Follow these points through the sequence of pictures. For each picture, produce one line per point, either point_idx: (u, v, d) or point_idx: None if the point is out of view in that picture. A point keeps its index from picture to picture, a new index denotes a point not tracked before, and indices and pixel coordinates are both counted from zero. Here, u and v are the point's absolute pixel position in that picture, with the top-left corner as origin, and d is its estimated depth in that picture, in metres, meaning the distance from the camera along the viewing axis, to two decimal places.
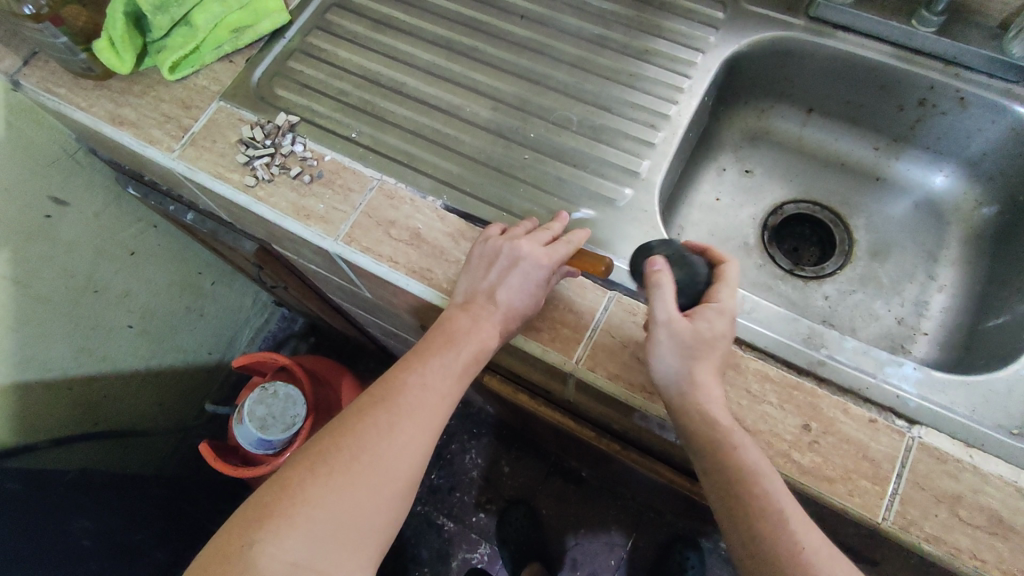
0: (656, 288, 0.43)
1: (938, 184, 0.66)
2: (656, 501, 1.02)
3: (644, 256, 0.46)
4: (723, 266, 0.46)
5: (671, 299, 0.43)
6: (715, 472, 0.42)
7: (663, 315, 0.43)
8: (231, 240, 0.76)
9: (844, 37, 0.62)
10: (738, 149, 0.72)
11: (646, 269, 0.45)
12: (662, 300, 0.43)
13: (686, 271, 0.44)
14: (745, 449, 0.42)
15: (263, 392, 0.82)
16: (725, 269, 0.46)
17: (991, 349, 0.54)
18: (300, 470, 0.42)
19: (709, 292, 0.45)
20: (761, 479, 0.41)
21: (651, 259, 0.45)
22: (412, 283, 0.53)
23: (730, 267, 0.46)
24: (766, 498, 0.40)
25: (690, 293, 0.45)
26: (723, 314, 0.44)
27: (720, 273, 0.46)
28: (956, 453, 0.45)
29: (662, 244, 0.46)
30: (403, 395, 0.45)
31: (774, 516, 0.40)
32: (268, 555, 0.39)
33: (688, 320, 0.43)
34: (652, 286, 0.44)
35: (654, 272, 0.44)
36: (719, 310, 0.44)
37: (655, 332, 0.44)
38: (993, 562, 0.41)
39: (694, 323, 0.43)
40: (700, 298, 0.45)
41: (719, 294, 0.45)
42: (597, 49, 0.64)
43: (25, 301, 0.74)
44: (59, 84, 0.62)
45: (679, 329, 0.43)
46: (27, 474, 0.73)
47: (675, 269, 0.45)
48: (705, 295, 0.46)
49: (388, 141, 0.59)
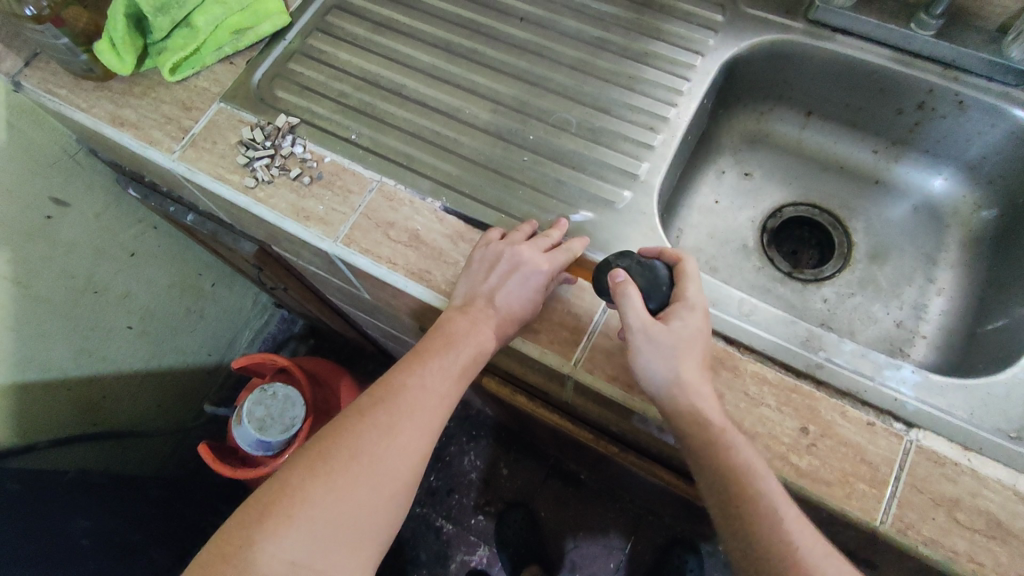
0: (624, 299, 0.44)
1: (936, 188, 0.66)
2: (656, 504, 1.02)
3: (602, 270, 0.46)
4: (681, 264, 0.48)
5: (641, 307, 0.44)
6: (711, 476, 0.42)
7: (637, 323, 0.44)
8: (230, 241, 0.76)
9: (842, 40, 0.62)
10: (737, 152, 0.73)
11: (611, 283, 0.45)
12: (632, 309, 0.44)
13: (648, 277, 0.46)
14: (742, 450, 0.42)
15: (263, 393, 0.82)
16: (683, 267, 0.47)
17: (990, 353, 0.54)
18: (300, 470, 0.42)
19: (674, 293, 0.46)
20: (758, 479, 0.41)
21: (612, 273, 0.45)
22: (411, 284, 0.53)
23: (687, 263, 0.47)
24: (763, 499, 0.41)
25: (658, 297, 0.46)
26: (694, 310, 0.45)
27: (679, 272, 0.47)
28: (954, 456, 0.45)
29: (618, 256, 0.47)
30: (402, 396, 0.45)
31: (770, 516, 0.40)
32: (268, 555, 0.39)
33: (661, 324, 0.44)
34: (620, 298, 0.44)
35: (619, 284, 0.44)
36: (687, 308, 0.45)
37: (633, 339, 0.44)
38: (991, 566, 0.41)
39: (668, 325, 0.44)
40: (669, 299, 0.46)
41: (685, 291, 0.46)
42: (596, 52, 0.64)
43: (25, 301, 0.74)
44: (60, 85, 0.62)
45: (657, 334, 0.44)
46: (25, 475, 0.73)
47: (637, 276, 0.46)
48: (670, 296, 0.47)
49: (388, 143, 0.59)
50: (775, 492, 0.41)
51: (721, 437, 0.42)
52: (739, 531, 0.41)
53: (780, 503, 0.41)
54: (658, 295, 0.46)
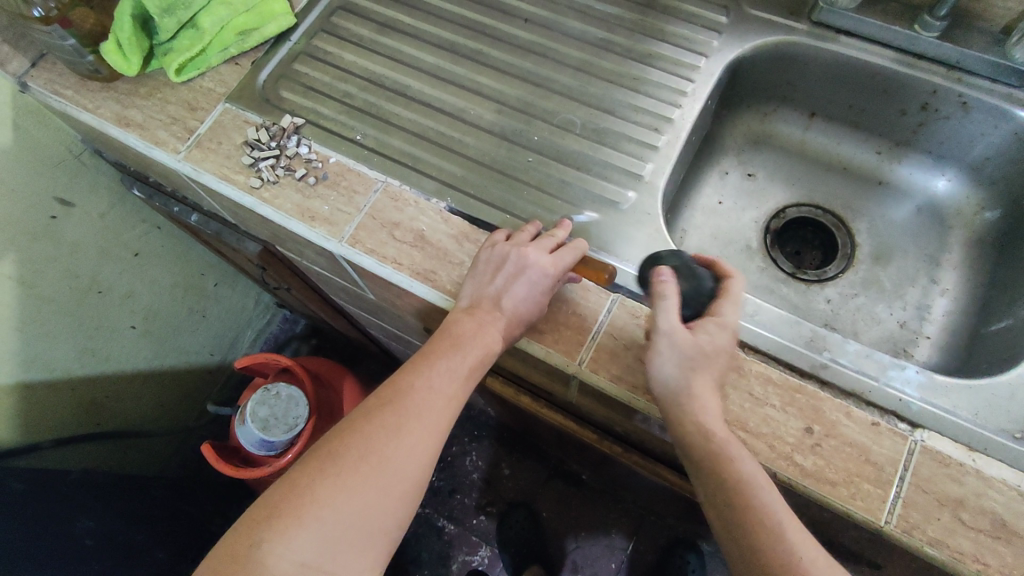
0: (660, 297, 0.44)
1: (940, 189, 0.66)
2: (658, 505, 1.02)
3: (651, 265, 0.48)
4: (729, 281, 0.47)
5: (673, 310, 0.44)
6: (711, 484, 0.42)
7: (665, 325, 0.44)
8: (234, 241, 0.76)
9: (846, 41, 0.62)
10: (741, 153, 0.73)
11: (653, 278, 0.46)
12: (665, 309, 0.44)
13: (690, 284, 0.46)
14: (742, 460, 0.42)
15: (267, 393, 0.83)
16: (729, 283, 0.47)
17: (994, 353, 0.54)
18: (309, 470, 0.42)
19: (711, 307, 0.46)
20: (756, 490, 0.41)
21: (657, 269, 0.46)
22: (416, 285, 0.53)
23: (735, 282, 0.47)
24: (761, 510, 0.40)
25: (693, 306, 0.46)
26: (725, 328, 0.45)
27: (725, 287, 0.47)
28: (958, 457, 0.45)
29: (671, 255, 0.48)
30: (411, 396, 0.45)
31: (769, 526, 0.40)
32: (277, 556, 0.39)
33: (689, 331, 0.44)
34: (657, 295, 0.45)
35: (661, 281, 0.45)
36: (719, 325, 0.45)
37: (657, 340, 0.44)
38: (995, 566, 0.41)
39: (694, 334, 0.44)
40: (703, 312, 0.46)
41: (722, 308, 0.46)
42: (600, 53, 0.64)
43: (30, 301, 0.74)
44: (66, 86, 0.62)
45: (681, 340, 0.43)
46: (30, 474, 0.73)
47: (681, 278, 0.46)
48: (706, 309, 0.46)
49: (392, 144, 0.59)
50: (774, 503, 0.40)
51: (719, 445, 0.42)
52: (738, 543, 0.41)
53: (779, 515, 0.40)
54: (693, 303, 0.46)
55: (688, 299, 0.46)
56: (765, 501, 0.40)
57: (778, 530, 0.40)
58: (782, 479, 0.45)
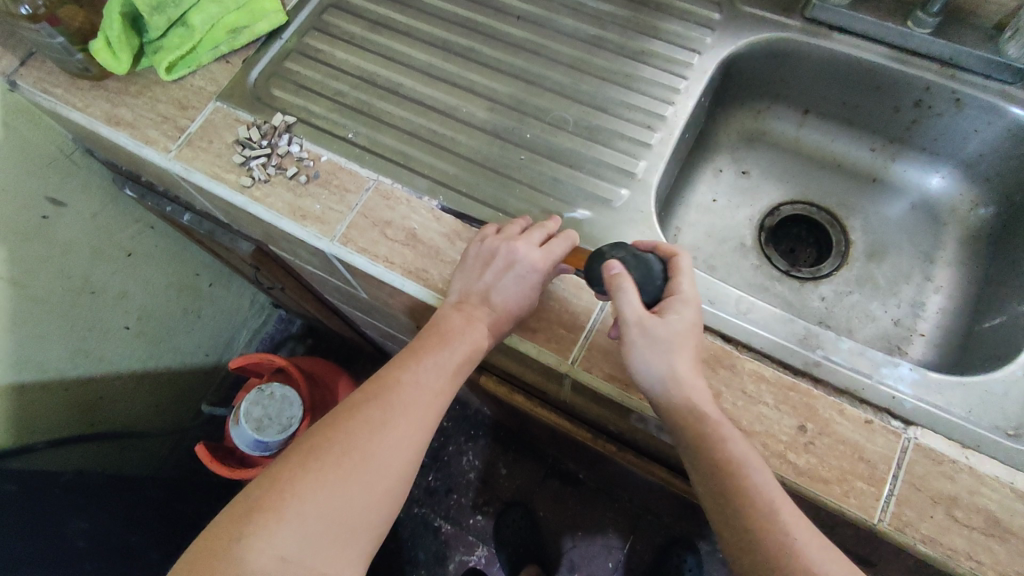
0: (620, 293, 0.43)
1: (934, 186, 0.66)
2: (654, 504, 1.01)
3: (596, 261, 0.46)
4: (675, 259, 0.47)
5: (636, 302, 0.43)
6: (705, 469, 0.42)
7: (632, 316, 0.43)
8: (228, 240, 0.76)
9: (839, 37, 0.62)
10: (735, 150, 0.72)
11: (606, 275, 0.44)
12: (627, 302, 0.43)
13: (642, 272, 0.45)
14: (733, 443, 0.42)
15: (261, 394, 0.82)
16: (678, 260, 0.47)
17: (988, 350, 0.54)
18: (292, 465, 0.42)
19: (667, 287, 0.46)
20: (750, 473, 0.41)
21: (607, 265, 0.44)
22: (407, 284, 0.52)
23: (681, 258, 0.47)
24: (755, 493, 0.40)
25: (652, 293, 0.46)
26: (688, 303, 0.45)
27: (674, 266, 0.47)
28: (951, 454, 0.45)
29: (613, 246, 0.46)
30: (397, 392, 0.45)
31: (765, 508, 0.40)
32: (257, 551, 0.39)
33: (655, 317, 0.44)
34: (615, 291, 0.44)
35: (615, 277, 0.44)
36: (683, 302, 0.45)
37: (630, 334, 0.44)
38: (989, 564, 0.41)
39: (664, 320, 0.44)
40: (662, 294, 0.46)
41: (677, 286, 0.46)
42: (594, 50, 0.64)
43: (22, 302, 0.74)
44: (56, 84, 0.62)
45: (653, 328, 0.43)
46: (23, 475, 0.73)
47: (631, 269, 0.45)
48: (663, 291, 0.46)
49: (385, 142, 0.59)
50: (767, 486, 0.41)
51: (711, 429, 0.42)
52: (735, 528, 0.41)
53: (773, 496, 0.40)
54: (651, 291, 0.45)
55: (646, 288, 0.45)
56: (759, 484, 0.41)
57: (775, 514, 0.40)
58: (775, 477, 0.45)
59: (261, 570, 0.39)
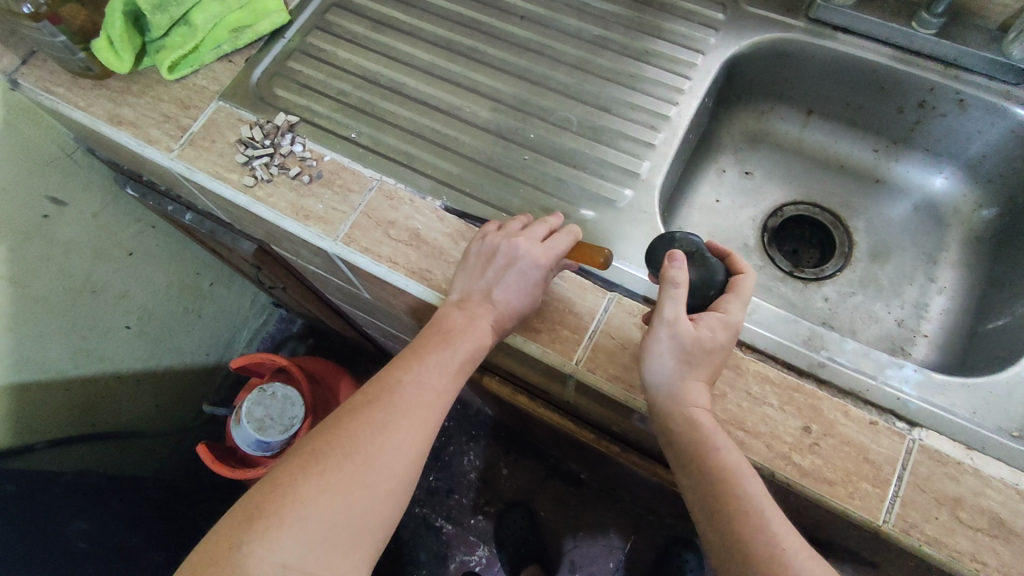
0: (669, 286, 0.44)
1: (937, 186, 0.66)
2: (656, 504, 1.01)
3: (665, 245, 0.47)
4: (738, 278, 0.46)
5: (680, 301, 0.43)
6: (695, 475, 0.42)
7: (669, 315, 0.43)
8: (230, 240, 0.76)
9: (843, 38, 0.62)
10: (738, 151, 0.72)
11: (665, 264, 0.45)
12: (673, 299, 0.43)
13: (701, 276, 0.45)
14: (727, 451, 0.42)
15: (262, 394, 0.82)
16: (739, 282, 0.46)
17: (992, 352, 0.54)
18: (293, 469, 0.42)
19: (717, 300, 0.46)
20: (739, 479, 0.41)
21: (672, 254, 0.45)
22: (411, 284, 0.52)
23: (747, 278, 0.46)
24: (742, 499, 0.40)
25: (701, 297, 0.46)
26: (729, 326, 0.44)
27: (735, 284, 0.46)
28: (956, 455, 0.45)
29: (690, 242, 0.46)
30: (398, 393, 0.45)
31: (750, 515, 0.39)
32: (257, 557, 0.39)
33: (691, 325, 0.44)
34: (666, 284, 0.44)
35: (672, 268, 0.44)
36: (723, 320, 0.44)
37: (656, 329, 0.44)
38: (994, 565, 0.41)
39: (697, 329, 0.43)
40: (708, 305, 0.46)
41: (727, 305, 0.45)
42: (598, 50, 0.64)
43: (22, 302, 0.73)
44: (58, 83, 0.62)
45: (683, 332, 0.43)
46: (23, 476, 0.72)
47: (694, 267, 0.45)
48: (711, 302, 0.46)
49: (388, 142, 0.59)
50: (758, 495, 0.40)
51: (704, 435, 0.42)
52: (721, 537, 0.40)
53: (762, 505, 0.40)
54: (698, 295, 0.45)
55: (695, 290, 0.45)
56: (747, 491, 0.40)
57: (761, 520, 0.39)
58: (780, 479, 0.45)
59: None
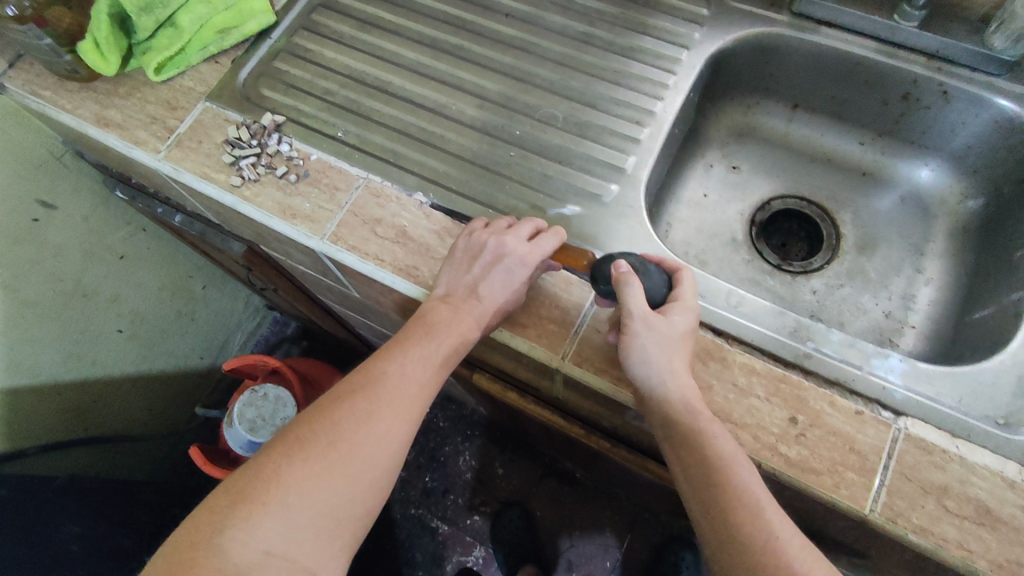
0: (624, 287, 0.44)
1: (923, 179, 0.66)
2: (652, 501, 1.01)
3: (604, 263, 0.47)
4: (678, 271, 0.48)
5: (640, 297, 0.44)
6: (687, 459, 0.42)
7: (636, 312, 0.44)
8: (219, 242, 0.76)
9: (827, 32, 0.62)
10: (726, 145, 0.73)
11: (613, 272, 0.45)
12: (633, 296, 0.44)
13: (648, 279, 0.45)
14: (721, 439, 0.42)
15: (254, 395, 0.82)
16: (681, 274, 0.47)
17: (979, 340, 0.54)
18: (277, 456, 0.42)
19: (671, 294, 0.46)
20: (733, 467, 0.40)
21: (615, 264, 0.46)
22: (398, 281, 0.52)
23: (686, 272, 0.47)
24: (737, 487, 0.40)
25: (656, 296, 0.46)
26: (687, 310, 0.45)
27: (676, 278, 0.47)
28: (942, 444, 0.45)
29: (623, 252, 0.47)
30: (383, 384, 0.45)
31: (746, 503, 0.39)
32: (240, 543, 0.39)
33: (659, 316, 0.44)
34: (620, 287, 0.44)
35: (622, 275, 0.45)
36: (682, 309, 0.45)
37: (631, 328, 0.44)
38: (979, 553, 0.41)
39: (665, 319, 0.44)
40: (663, 300, 0.46)
41: (680, 293, 0.46)
42: (583, 47, 0.64)
43: (12, 306, 0.73)
44: (44, 87, 0.62)
45: (654, 325, 0.43)
46: (15, 480, 0.72)
47: (639, 274, 0.46)
48: (667, 297, 0.46)
49: (374, 140, 0.59)
50: (752, 484, 0.40)
51: (700, 423, 0.42)
52: (715, 523, 0.40)
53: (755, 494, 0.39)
54: (655, 295, 0.45)
55: (653, 290, 0.45)
56: (744, 480, 0.40)
57: (754, 510, 0.39)
58: (766, 469, 0.45)
59: (244, 562, 0.38)
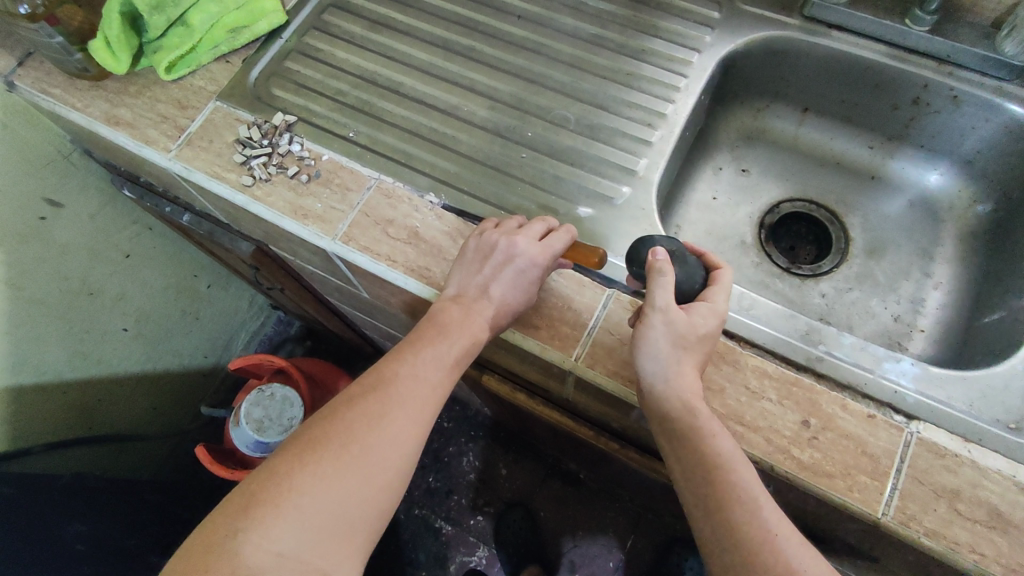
0: (657, 275, 0.44)
1: (932, 183, 0.66)
2: (656, 503, 1.01)
3: (642, 246, 0.47)
4: (718, 271, 0.47)
5: (670, 289, 0.44)
6: (687, 460, 0.42)
7: (660, 303, 0.43)
8: (227, 241, 0.75)
9: (838, 36, 0.62)
10: (734, 148, 0.73)
11: (649, 258, 0.46)
12: (662, 286, 0.44)
13: (682, 272, 0.46)
14: (720, 439, 0.41)
15: (261, 394, 0.82)
16: (718, 274, 0.47)
17: (989, 344, 0.54)
18: (290, 458, 0.42)
19: (701, 293, 0.46)
20: (734, 468, 0.40)
21: (653, 249, 0.46)
22: (410, 282, 0.52)
23: (725, 272, 0.47)
24: (738, 489, 0.40)
25: (685, 291, 0.46)
26: (716, 314, 0.45)
27: (714, 277, 0.47)
28: (954, 448, 0.45)
29: (666, 239, 0.47)
30: (396, 385, 0.45)
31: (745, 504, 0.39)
32: (253, 545, 0.39)
33: (684, 312, 0.44)
34: (653, 273, 0.45)
35: (657, 261, 0.45)
36: (710, 310, 0.45)
37: (651, 317, 0.44)
38: (992, 556, 0.41)
39: (689, 317, 0.44)
40: (693, 299, 0.46)
41: (713, 295, 0.46)
42: (593, 49, 0.64)
43: (18, 304, 0.73)
44: (54, 85, 0.61)
45: (676, 320, 0.43)
46: (21, 479, 0.72)
47: (676, 265, 0.46)
48: (697, 296, 0.46)
49: (385, 141, 0.59)
50: (751, 484, 0.40)
51: (701, 422, 0.42)
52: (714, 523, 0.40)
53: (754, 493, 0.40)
54: (684, 287, 0.46)
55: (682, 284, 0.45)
56: (742, 481, 0.40)
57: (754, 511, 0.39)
58: (780, 473, 0.45)
59: (255, 564, 0.38)
